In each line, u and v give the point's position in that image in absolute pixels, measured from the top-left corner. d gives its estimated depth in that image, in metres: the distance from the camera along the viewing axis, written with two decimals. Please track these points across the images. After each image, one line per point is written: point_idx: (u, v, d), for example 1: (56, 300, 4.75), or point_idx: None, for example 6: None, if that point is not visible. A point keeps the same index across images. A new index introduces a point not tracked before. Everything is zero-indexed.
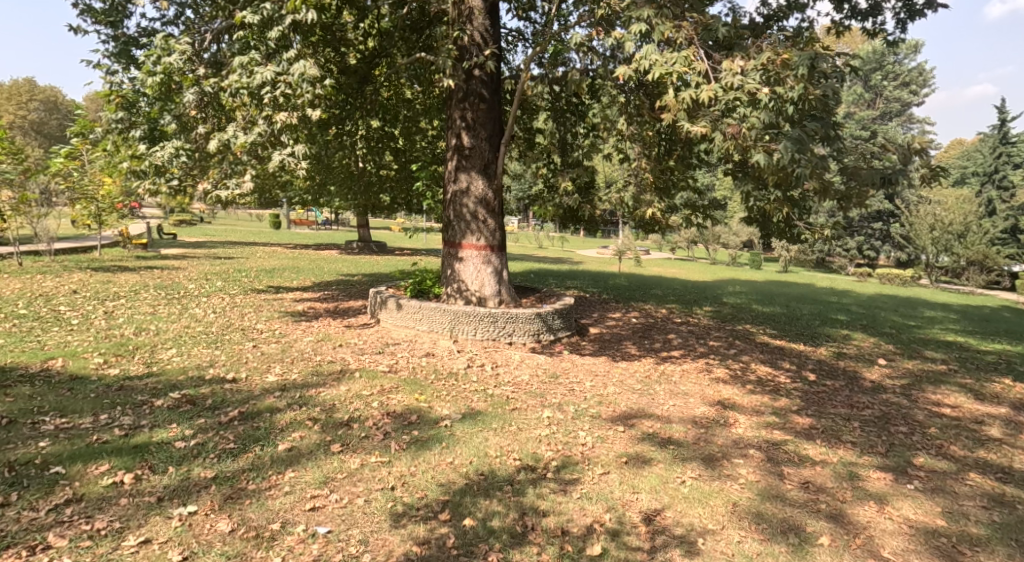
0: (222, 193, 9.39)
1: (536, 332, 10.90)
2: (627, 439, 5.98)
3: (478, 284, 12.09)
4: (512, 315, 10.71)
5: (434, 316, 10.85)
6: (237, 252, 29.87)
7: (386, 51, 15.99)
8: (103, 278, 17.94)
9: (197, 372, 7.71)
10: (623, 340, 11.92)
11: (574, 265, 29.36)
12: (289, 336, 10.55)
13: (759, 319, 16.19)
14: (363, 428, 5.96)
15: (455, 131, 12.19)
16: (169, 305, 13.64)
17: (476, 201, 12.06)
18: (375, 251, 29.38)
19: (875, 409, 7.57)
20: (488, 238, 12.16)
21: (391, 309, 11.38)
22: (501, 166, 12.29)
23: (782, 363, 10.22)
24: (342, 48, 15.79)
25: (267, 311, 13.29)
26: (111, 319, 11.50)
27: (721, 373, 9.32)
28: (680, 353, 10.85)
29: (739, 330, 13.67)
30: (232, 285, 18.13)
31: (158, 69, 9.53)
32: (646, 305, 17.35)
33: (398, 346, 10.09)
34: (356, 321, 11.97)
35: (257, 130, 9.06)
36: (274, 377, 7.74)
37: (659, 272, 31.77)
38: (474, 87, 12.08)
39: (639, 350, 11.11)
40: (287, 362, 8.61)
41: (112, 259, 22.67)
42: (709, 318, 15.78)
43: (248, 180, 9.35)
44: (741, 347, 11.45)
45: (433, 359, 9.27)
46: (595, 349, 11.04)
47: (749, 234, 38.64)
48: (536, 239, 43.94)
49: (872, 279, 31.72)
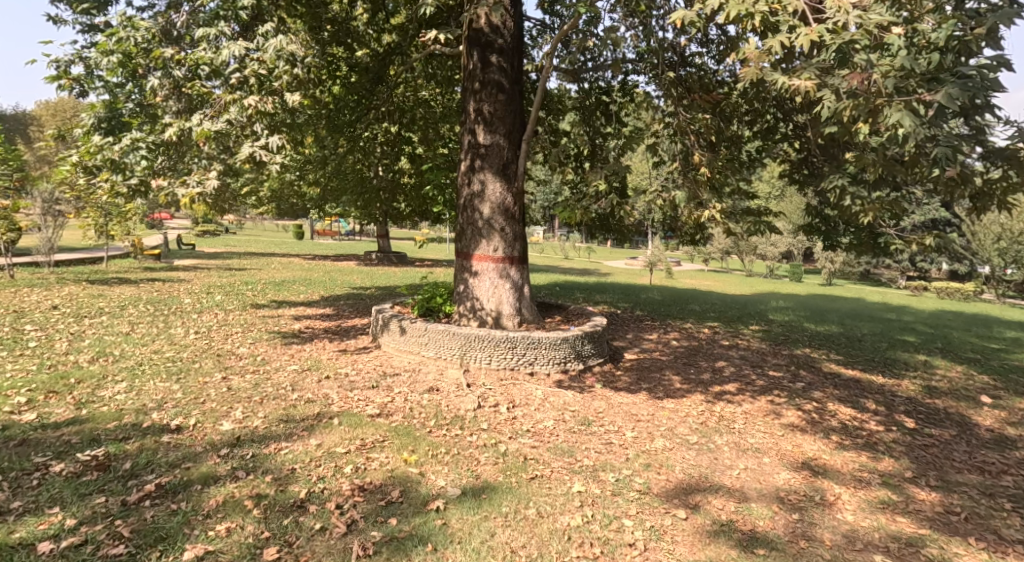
0: (179, 191, 7.81)
1: (562, 360, 9.20)
2: (695, 536, 4.43)
3: (494, 302, 10.41)
4: (533, 339, 9.05)
5: (442, 340, 9.24)
6: (251, 263, 28.64)
7: (402, 48, 14.47)
8: (96, 292, 16.55)
9: (134, 417, 6.07)
10: (665, 371, 10.14)
11: (603, 277, 27.58)
12: (270, 363, 8.97)
13: (816, 341, 14.23)
14: (320, 513, 4.45)
15: (470, 125, 10.58)
16: (152, 323, 12.12)
17: (493, 205, 10.41)
18: (394, 262, 27.98)
19: (1017, 476, 5.77)
20: (506, 249, 10.48)
21: (394, 332, 9.78)
22: (521, 165, 10.63)
23: (865, 401, 8.40)
24: (352, 43, 14.50)
25: (258, 331, 11.72)
26: (78, 341, 10.02)
27: (794, 417, 7.48)
28: (736, 389, 9.10)
29: (799, 356, 11.86)
30: (232, 299, 16.69)
31: (115, 47, 8.18)
32: (686, 325, 15.55)
33: (399, 379, 8.45)
34: (354, 345, 10.42)
35: (224, 117, 7.89)
36: (228, 426, 6.05)
37: (694, 285, 29.83)
38: (491, 76, 10.45)
39: (686, 384, 9.38)
40: (255, 401, 6.96)
41: (115, 271, 21.41)
42: (759, 340, 13.87)
43: (213, 176, 7.82)
44: (809, 380, 9.59)
45: (436, 397, 7.70)
46: (632, 381, 9.33)
47: (790, 244, 36.37)
48: (563, 250, 42.11)
49: (929, 293, 29.38)
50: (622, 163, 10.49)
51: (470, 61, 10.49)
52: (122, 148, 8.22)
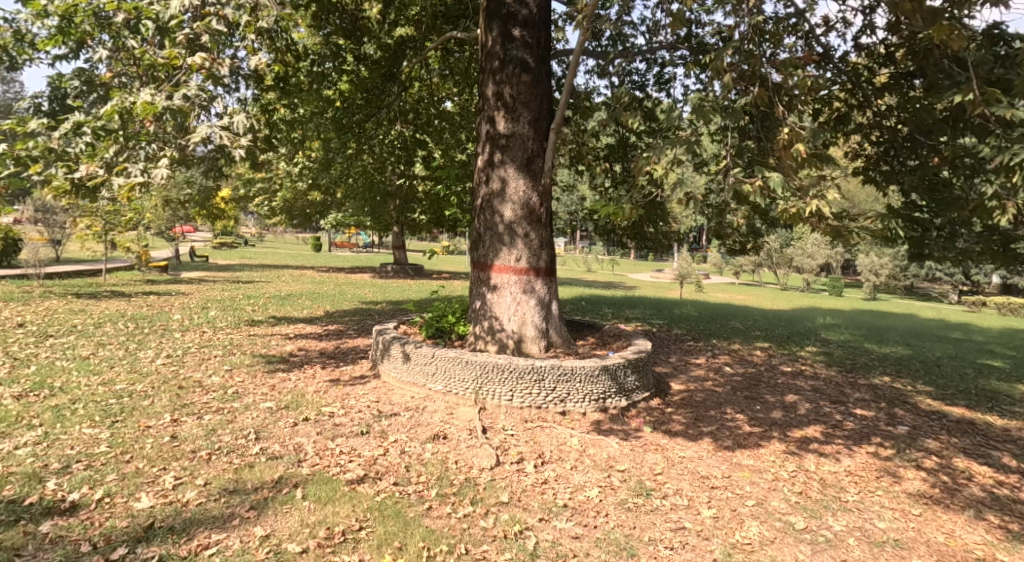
0: (116, 181, 6.24)
1: (600, 395, 7.42)
2: None
3: (517, 322, 8.64)
4: (567, 369, 7.31)
5: (453, 370, 7.51)
6: (261, 276, 26.99)
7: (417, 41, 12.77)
8: (79, 305, 14.81)
9: (18, 490, 4.43)
10: (726, 407, 8.31)
11: (632, 291, 25.77)
12: (242, 399, 7.21)
13: (891, 368, 12.32)
14: None
15: (488, 112, 8.87)
16: (121, 343, 10.35)
17: (516, 207, 8.68)
18: (411, 274, 26.38)
19: None
20: (531, 258, 8.73)
21: (396, 359, 8.05)
22: (550, 159, 8.88)
23: (999, 456, 6.69)
24: (364, 37, 12.76)
25: (241, 354, 9.92)
26: (20, 368, 8.24)
27: (919, 482, 5.77)
28: (823, 434, 7.36)
29: (881, 388, 10.08)
30: (227, 315, 15.01)
31: (53, 8, 6.51)
32: (735, 346, 13.76)
33: (397, 421, 6.72)
34: (350, 373, 8.70)
35: (175, 93, 6.23)
36: (143, 505, 4.37)
37: (731, 300, 27.87)
38: (513, 53, 8.74)
39: (757, 425, 7.64)
40: (199, 458, 5.17)
41: (113, 284, 19.66)
42: (826, 367, 11.96)
43: (162, 164, 6.28)
44: (912, 425, 7.76)
45: (443, 449, 6.02)
46: (689, 421, 7.58)
47: (829, 256, 34.24)
48: (586, 263, 40.13)
49: (990, 309, 27.51)
50: (687, 139, 8.14)
51: (488, 36, 8.82)
52: (63, 134, 6.49)
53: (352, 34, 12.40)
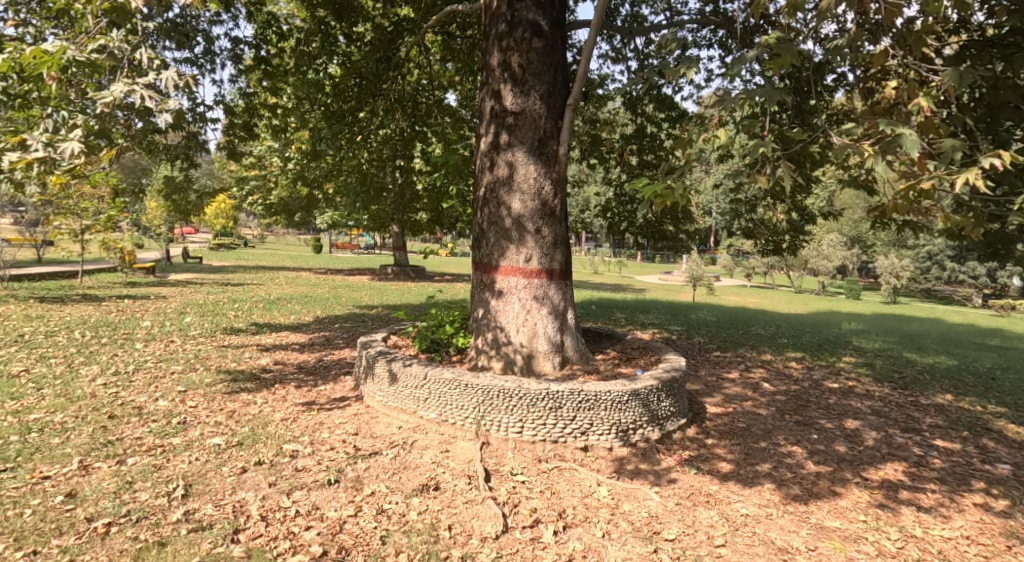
0: (10, 156, 4.85)
1: (631, 426, 6.00)
2: None
3: (527, 333, 7.22)
4: (590, 395, 5.88)
5: (449, 395, 6.08)
6: (252, 278, 25.63)
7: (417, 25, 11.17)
8: (41, 309, 13.45)
9: None
10: (778, 436, 6.86)
11: (642, 294, 24.39)
12: (186, 433, 5.77)
13: (947, 383, 10.87)
14: None
15: (493, 84, 7.45)
16: (66, 357, 8.91)
17: (525, 197, 7.26)
18: (410, 276, 25.04)
19: None
20: (543, 258, 7.30)
21: (381, 379, 6.60)
22: (567, 140, 7.45)
23: None
24: (354, 16, 11.24)
25: (203, 370, 8.47)
26: None
27: None
28: (908, 474, 5.93)
29: (950, 409, 8.65)
30: (204, 322, 13.59)
31: None
32: (767, 356, 12.33)
33: (378, 459, 5.34)
34: (328, 395, 7.28)
35: (78, 38, 4.76)
36: None
37: (747, 304, 26.47)
38: (522, 14, 7.30)
39: (824, 460, 6.20)
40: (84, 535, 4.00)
41: (88, 287, 18.24)
42: (875, 382, 10.47)
43: (71, 136, 4.86)
44: (1014, 466, 6.31)
45: (435, 502, 4.71)
46: (739, 457, 6.14)
47: (847, 257, 32.78)
48: (592, 264, 38.76)
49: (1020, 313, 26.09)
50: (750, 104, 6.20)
51: None
52: None
53: (342, 11, 10.84)
